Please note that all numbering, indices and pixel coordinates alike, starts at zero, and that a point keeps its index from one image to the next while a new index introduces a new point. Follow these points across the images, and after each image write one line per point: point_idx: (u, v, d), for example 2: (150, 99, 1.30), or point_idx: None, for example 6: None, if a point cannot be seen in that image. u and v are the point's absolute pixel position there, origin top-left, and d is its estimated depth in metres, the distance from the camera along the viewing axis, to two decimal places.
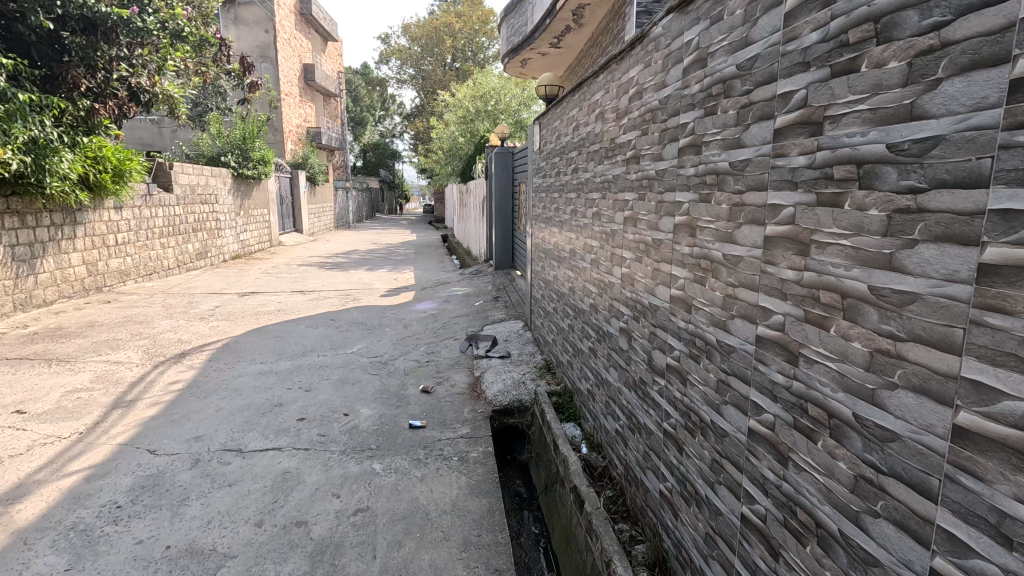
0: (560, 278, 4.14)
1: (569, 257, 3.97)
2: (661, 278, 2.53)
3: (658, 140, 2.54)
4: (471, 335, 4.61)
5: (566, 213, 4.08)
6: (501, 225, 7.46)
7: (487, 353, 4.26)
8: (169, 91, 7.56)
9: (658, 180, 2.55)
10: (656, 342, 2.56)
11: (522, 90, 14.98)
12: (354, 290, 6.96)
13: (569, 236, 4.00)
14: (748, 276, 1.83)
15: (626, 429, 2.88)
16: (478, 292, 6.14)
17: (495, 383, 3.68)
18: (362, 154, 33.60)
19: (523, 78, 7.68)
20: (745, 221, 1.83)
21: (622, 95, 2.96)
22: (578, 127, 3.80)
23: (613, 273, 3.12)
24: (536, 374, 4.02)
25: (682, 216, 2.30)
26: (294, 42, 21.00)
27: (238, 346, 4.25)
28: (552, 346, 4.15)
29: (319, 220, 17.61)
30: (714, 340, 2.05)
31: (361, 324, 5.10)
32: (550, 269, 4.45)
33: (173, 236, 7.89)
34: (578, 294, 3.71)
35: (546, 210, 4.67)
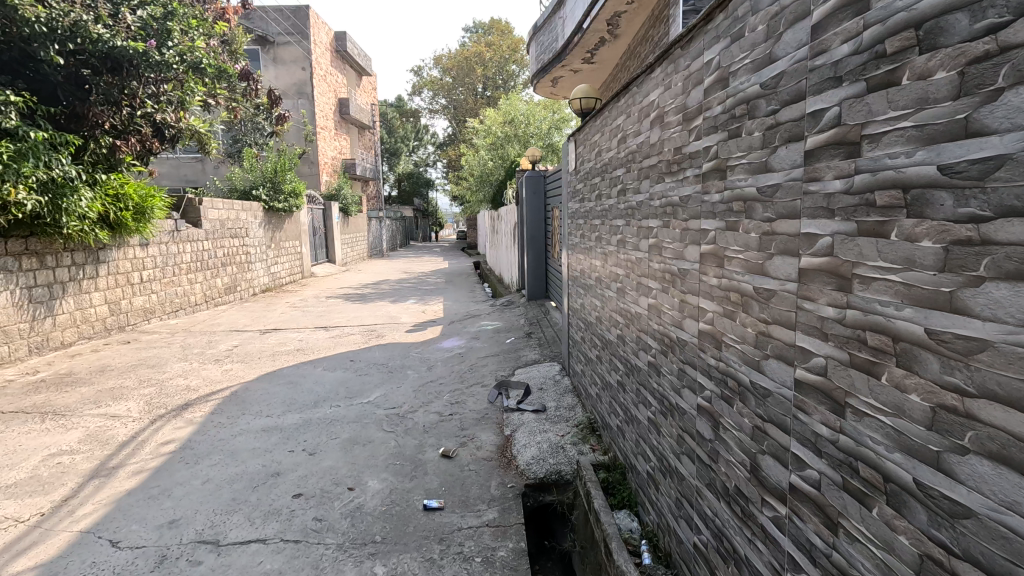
0: (607, 320, 3.56)
1: (618, 295, 3.40)
2: (781, 349, 1.76)
3: (762, 146, 1.84)
4: (500, 381, 4.09)
5: (613, 242, 3.53)
6: (534, 253, 7.02)
7: (519, 406, 3.73)
8: (194, 125, 7.60)
9: (762, 202, 1.84)
10: (768, 447, 1.85)
11: (554, 114, 14.71)
12: (379, 324, 6.59)
13: (618, 270, 3.43)
14: (1006, 377, 1.05)
15: (713, 550, 2.19)
16: (509, 327, 5.63)
17: (528, 447, 3.15)
18: (397, 183, 34.22)
19: (555, 99, 7.36)
20: (991, 277, 1.06)
21: (694, 92, 2.36)
22: (626, 142, 3.26)
23: (686, 330, 2.48)
24: (580, 438, 3.44)
25: (822, 256, 1.53)
26: (330, 77, 21.63)
27: (245, 396, 3.89)
28: (597, 402, 3.59)
29: (353, 249, 17.69)
30: (907, 480, 1.28)
31: (381, 366, 4.67)
32: (592, 307, 3.88)
33: (201, 271, 7.80)
34: (635, 343, 3.10)
35: (586, 238, 4.13)
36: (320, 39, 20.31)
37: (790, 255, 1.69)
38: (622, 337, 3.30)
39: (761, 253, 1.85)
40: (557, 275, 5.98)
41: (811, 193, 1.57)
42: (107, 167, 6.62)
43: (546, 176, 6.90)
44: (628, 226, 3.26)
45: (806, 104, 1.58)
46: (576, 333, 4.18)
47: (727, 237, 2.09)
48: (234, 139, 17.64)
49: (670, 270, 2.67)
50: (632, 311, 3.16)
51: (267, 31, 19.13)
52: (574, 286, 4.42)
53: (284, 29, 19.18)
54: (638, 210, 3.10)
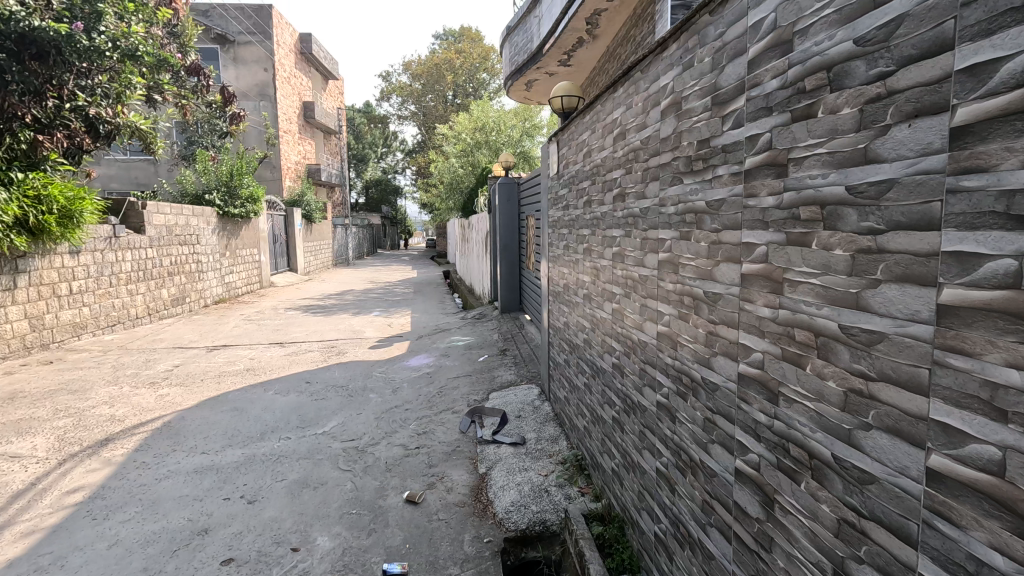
0: (597, 341, 3.17)
1: (607, 313, 3.05)
2: (902, 419, 1.21)
3: (856, 130, 1.30)
4: (473, 407, 3.71)
5: (600, 254, 3.20)
6: (507, 263, 6.69)
7: (494, 437, 3.37)
8: (132, 122, 7.00)
9: (855, 206, 1.31)
10: (868, 555, 1.32)
11: (525, 121, 14.49)
12: (340, 340, 6.11)
13: (606, 286, 3.07)
14: None
15: None
16: (482, 343, 5.24)
17: (506, 491, 2.81)
18: (364, 190, 33.43)
19: (529, 103, 7.10)
20: None
21: (717, 72, 1.95)
22: (615, 143, 2.94)
23: (718, 371, 1.97)
24: (566, 478, 3.04)
25: (990, 295, 1.00)
26: (294, 80, 20.93)
27: (179, 428, 3.39)
28: (583, 436, 3.21)
29: (316, 258, 16.98)
30: None
31: (340, 389, 4.21)
32: (576, 325, 3.53)
33: (144, 281, 7.13)
34: (639, 377, 2.62)
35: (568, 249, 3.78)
36: (283, 40, 19.59)
37: (920, 284, 1.14)
38: (622, 366, 2.83)
39: (856, 279, 1.32)
40: (533, 287, 5.63)
41: (965, 190, 1.03)
42: (27, 165, 5.99)
43: (520, 183, 6.59)
44: (618, 237, 2.93)
45: (953, 56, 1.05)
46: (558, 353, 3.82)
47: (792, 253, 1.55)
48: (189, 141, 16.73)
49: (692, 292, 2.15)
50: (624, 334, 2.80)
51: (227, 30, 18.32)
52: (553, 300, 4.07)
53: (245, 28, 18.39)
54: (631, 219, 2.76)
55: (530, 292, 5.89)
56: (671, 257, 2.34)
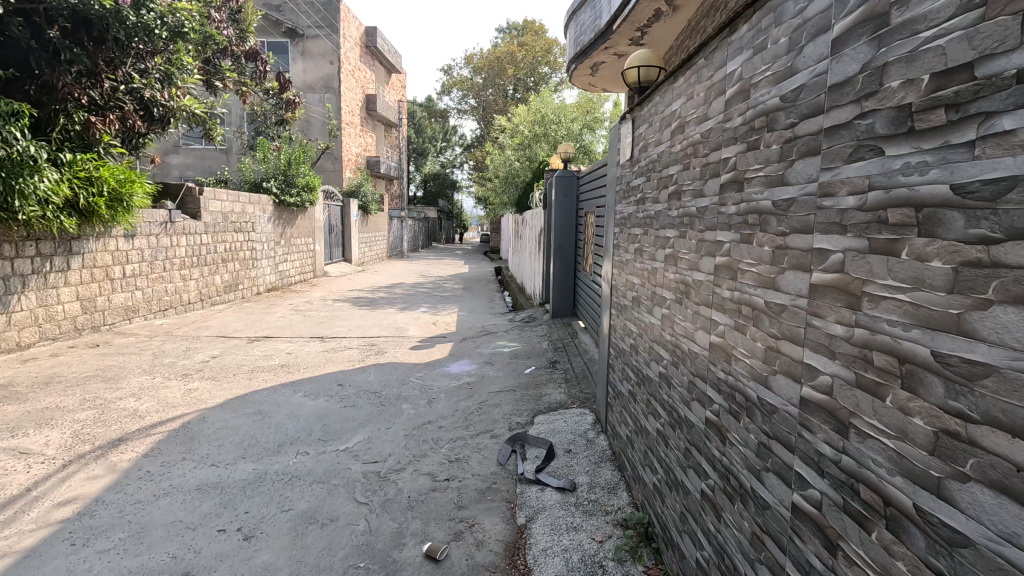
0: (675, 377, 2.49)
1: (689, 340, 2.39)
2: None
3: None
4: (515, 435, 3.23)
5: (681, 262, 2.55)
6: (562, 264, 6.13)
7: (538, 474, 2.86)
8: (184, 105, 7.14)
9: None
10: None
11: (587, 114, 13.77)
12: (381, 338, 5.80)
13: (693, 306, 2.35)
14: None
15: None
16: (529, 352, 4.72)
17: (552, 556, 2.27)
18: (422, 183, 33.76)
19: (594, 89, 6.52)
20: None
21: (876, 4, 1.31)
22: (705, 122, 2.31)
23: (975, 516, 1.05)
24: (628, 552, 2.35)
25: None
26: (358, 73, 21.24)
27: (195, 432, 3.13)
28: (653, 498, 2.53)
29: (371, 249, 17.11)
30: None
31: (372, 396, 3.85)
32: (644, 348, 2.89)
33: (197, 267, 7.19)
34: (751, 450, 1.84)
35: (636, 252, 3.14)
36: (349, 33, 19.85)
37: None
38: (720, 425, 2.06)
39: None
40: (591, 292, 5.04)
41: None
42: (80, 146, 6.16)
43: (579, 176, 6.02)
44: (709, 241, 2.24)
45: None
46: (620, 379, 3.19)
47: None
48: (257, 132, 17.27)
49: (901, 352, 1.20)
50: (711, 373, 2.16)
51: (297, 24, 18.76)
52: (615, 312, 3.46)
53: (314, 22, 18.75)
54: (729, 221, 2.07)
55: (586, 298, 5.30)
56: (847, 280, 1.37)
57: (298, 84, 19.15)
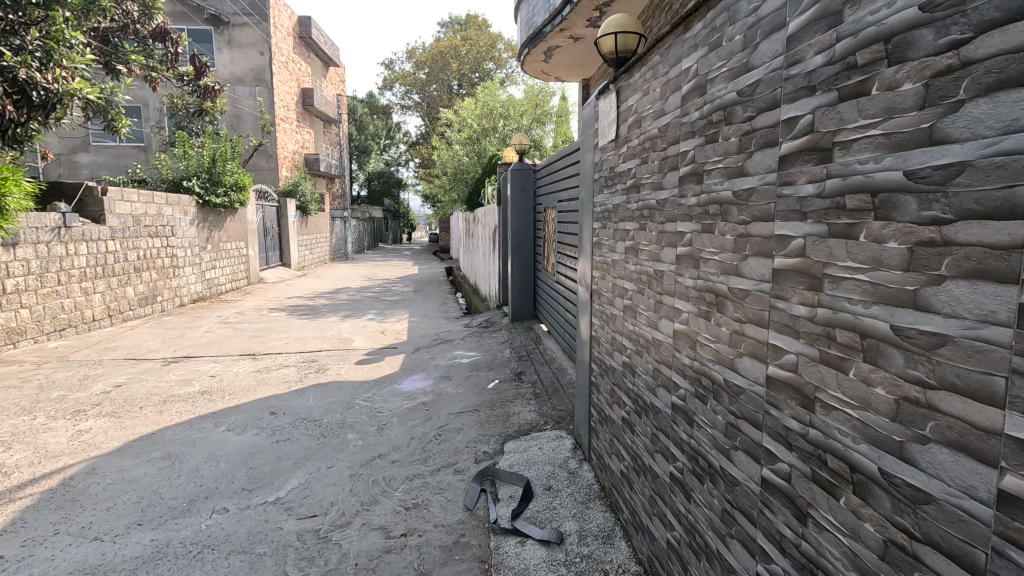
0: (692, 411, 1.98)
1: (714, 367, 1.85)
2: None
3: None
4: (484, 471, 2.75)
5: (693, 266, 2.00)
6: (520, 263, 5.73)
7: (515, 522, 2.38)
8: (74, 89, 5.91)
9: None
10: None
11: (536, 108, 13.40)
12: (323, 352, 5.18)
13: (731, 324, 1.75)
14: None
15: None
16: (491, 362, 4.26)
17: None
18: (366, 182, 32.51)
19: (547, 76, 6.16)
20: None
21: None
22: (718, 88, 1.81)
23: None
24: None
25: None
26: (292, 65, 19.96)
27: (78, 491, 2.49)
28: (673, 566, 2.01)
29: (312, 251, 16.11)
30: None
31: (311, 425, 3.30)
32: (641, 368, 2.39)
33: (103, 278, 6.28)
34: (839, 532, 1.28)
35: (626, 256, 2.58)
36: (280, 23, 18.55)
37: None
38: (778, 488, 1.50)
39: None
40: (556, 295, 4.63)
41: None
42: None
43: (536, 169, 5.62)
44: (756, 238, 1.61)
45: None
46: (608, 404, 2.71)
47: None
48: (179, 127, 15.82)
49: None
50: (755, 418, 1.62)
51: (222, 10, 17.33)
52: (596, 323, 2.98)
53: (240, 9, 17.36)
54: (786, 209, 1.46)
55: (550, 301, 4.89)
56: None
57: (225, 77, 17.72)
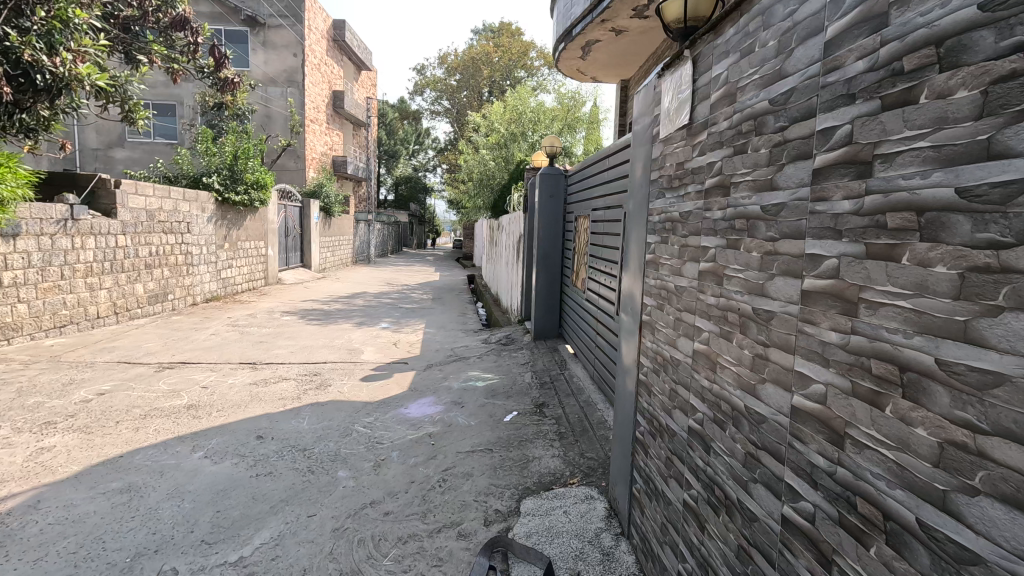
0: (832, 549, 1.06)
1: (889, 492, 0.93)
2: None
3: None
4: (495, 539, 1.89)
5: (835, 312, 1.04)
6: (547, 276, 5.22)
7: None
8: (85, 74, 5.48)
9: None
10: None
11: (568, 115, 12.92)
12: (327, 365, 4.76)
13: (935, 430, 0.84)
14: None
15: None
16: (510, 389, 3.72)
17: None
18: (394, 187, 32.61)
19: (583, 72, 5.67)
20: None
21: None
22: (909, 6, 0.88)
23: None
24: None
25: None
26: (325, 68, 20.02)
27: (10, 530, 2.08)
28: None
29: (335, 253, 15.96)
30: None
31: (296, 458, 2.84)
32: (722, 441, 1.44)
33: (111, 273, 6.06)
34: None
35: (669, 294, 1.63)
36: (314, 25, 18.58)
37: None
38: None
39: None
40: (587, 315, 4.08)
41: None
42: None
43: (568, 175, 5.12)
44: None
45: None
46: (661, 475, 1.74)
47: None
48: (210, 126, 15.93)
49: None
50: None
51: (258, 12, 17.45)
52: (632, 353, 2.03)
53: (277, 11, 17.41)
54: None
55: (580, 321, 4.37)
56: None
57: (258, 77, 17.80)
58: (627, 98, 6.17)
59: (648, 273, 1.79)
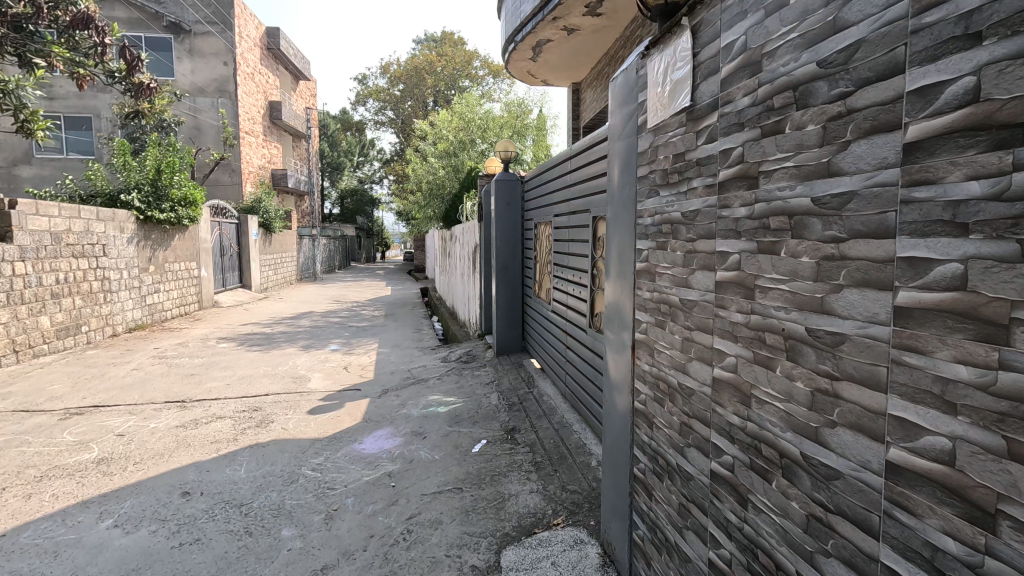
0: None
1: None
2: None
3: None
4: None
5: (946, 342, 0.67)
6: (507, 286, 4.96)
7: None
8: None
9: None
10: None
11: (516, 121, 12.79)
12: (269, 397, 4.28)
13: None
14: None
15: None
16: (476, 414, 3.41)
17: None
18: (339, 200, 31.52)
19: (533, 74, 5.48)
20: None
21: None
22: None
23: None
24: None
25: None
26: (260, 77, 19.03)
27: None
28: None
29: (277, 271, 15.06)
30: None
31: (229, 517, 2.40)
32: (765, 496, 1.02)
33: (7, 306, 5.28)
34: None
35: (673, 309, 1.34)
36: (247, 33, 17.66)
37: None
38: None
39: None
40: (554, 327, 3.83)
41: None
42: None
43: (524, 181, 4.89)
44: None
45: None
46: (674, 528, 1.35)
47: None
48: (132, 139, 14.71)
49: None
50: None
51: (183, 18, 16.36)
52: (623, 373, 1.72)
53: (203, 17, 16.38)
54: None
55: (545, 334, 4.12)
56: None
57: (185, 87, 16.67)
58: (578, 101, 6.05)
59: (639, 284, 1.55)
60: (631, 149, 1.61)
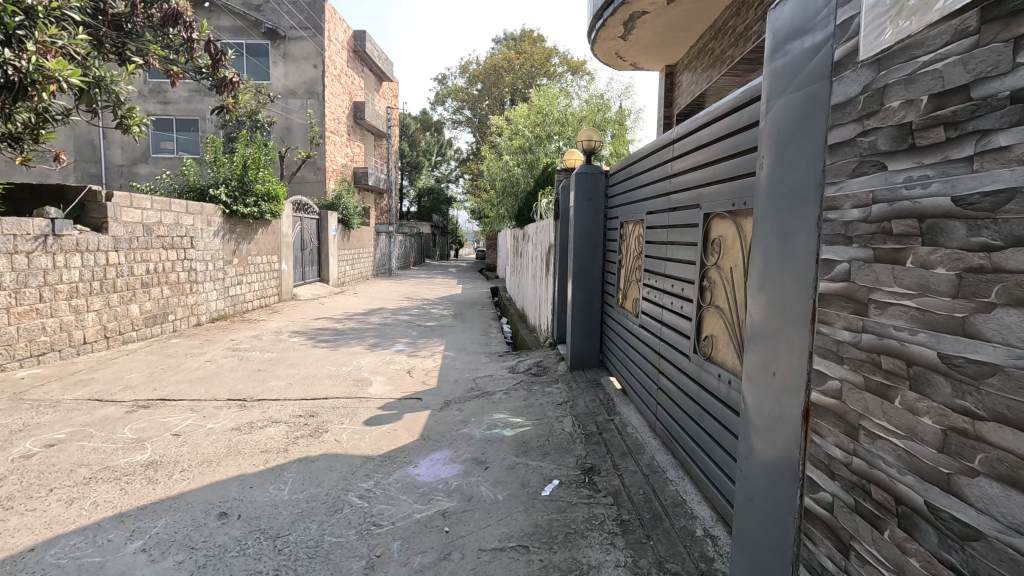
0: None
1: None
2: None
3: None
4: None
5: None
6: (584, 291, 4.42)
7: None
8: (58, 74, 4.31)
9: None
10: None
11: (596, 115, 12.11)
12: (329, 402, 4.05)
13: None
14: None
15: None
16: (547, 443, 2.93)
17: None
18: (416, 198, 32.27)
19: (621, 56, 4.89)
20: None
21: None
22: None
23: None
24: None
25: None
26: (346, 79, 19.71)
27: None
28: None
29: (354, 267, 15.43)
30: None
31: (260, 551, 2.09)
32: None
33: (100, 294, 5.51)
34: None
35: (923, 372, 0.87)
36: (336, 36, 18.32)
37: None
38: None
39: None
40: (639, 346, 3.26)
41: None
42: None
43: (609, 175, 4.32)
44: None
45: None
46: None
47: None
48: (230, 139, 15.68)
49: None
50: None
51: (279, 24, 17.23)
52: (787, 431, 1.20)
53: (297, 22, 17.13)
54: None
55: (628, 351, 3.55)
56: None
57: (279, 90, 17.58)
58: (672, 85, 5.38)
59: (830, 311, 1.07)
60: (820, 97, 1.10)
